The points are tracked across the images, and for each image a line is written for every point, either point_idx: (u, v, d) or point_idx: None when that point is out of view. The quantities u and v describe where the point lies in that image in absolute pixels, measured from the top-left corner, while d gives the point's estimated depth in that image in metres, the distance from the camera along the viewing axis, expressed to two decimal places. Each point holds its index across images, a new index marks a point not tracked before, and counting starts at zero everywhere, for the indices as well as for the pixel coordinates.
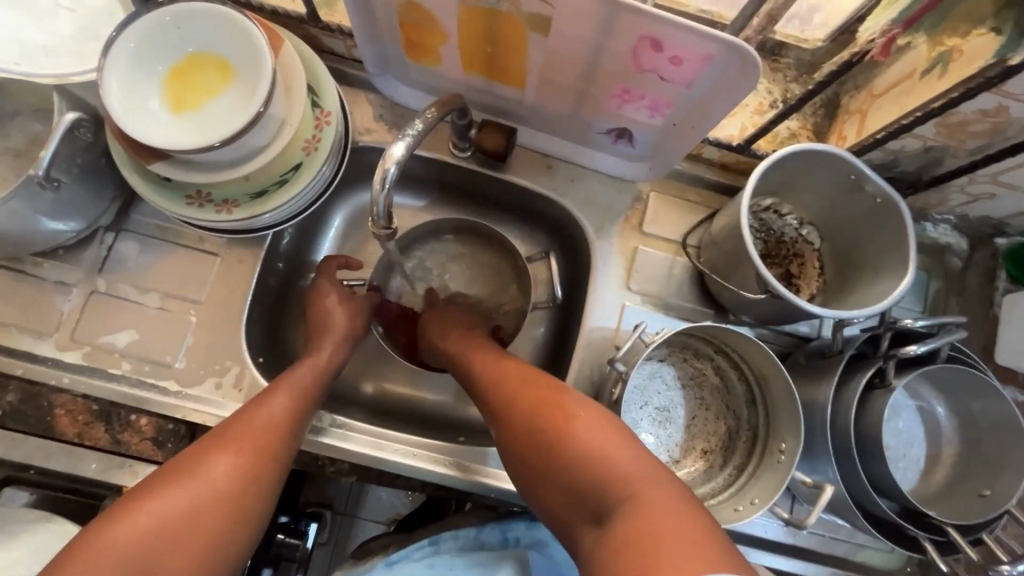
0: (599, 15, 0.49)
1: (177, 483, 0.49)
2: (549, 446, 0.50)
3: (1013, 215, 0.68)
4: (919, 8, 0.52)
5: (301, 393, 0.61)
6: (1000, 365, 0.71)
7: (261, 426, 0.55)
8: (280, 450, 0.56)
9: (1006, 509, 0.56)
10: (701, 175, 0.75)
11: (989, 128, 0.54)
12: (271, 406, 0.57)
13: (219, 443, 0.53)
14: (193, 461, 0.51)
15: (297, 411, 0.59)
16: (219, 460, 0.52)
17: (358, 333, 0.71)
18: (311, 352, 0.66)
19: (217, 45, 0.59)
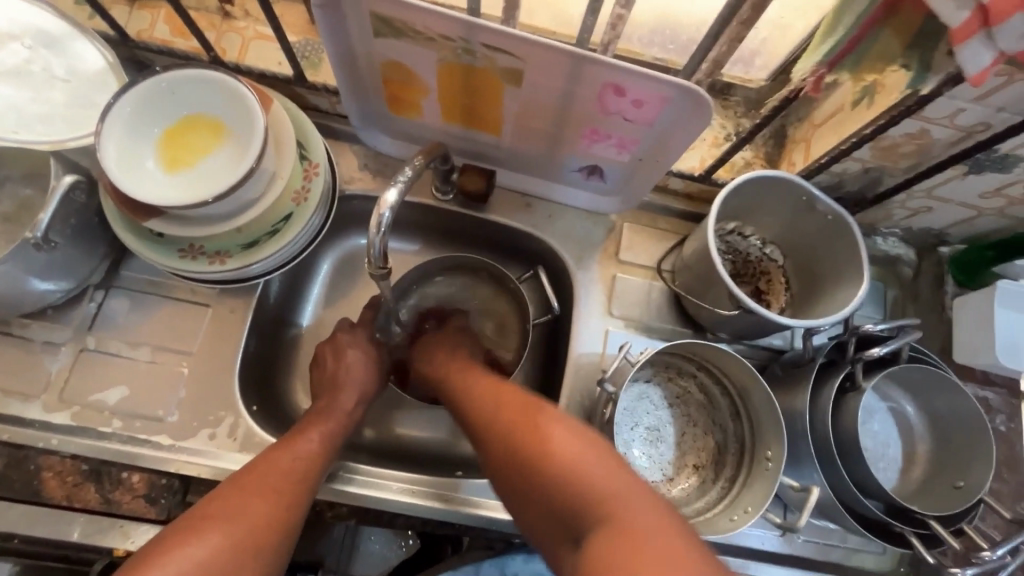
0: (566, 66, 0.54)
1: (207, 525, 0.50)
2: (547, 465, 0.52)
3: (951, 224, 0.75)
4: (838, 52, 0.54)
5: (322, 436, 0.63)
6: (959, 363, 0.77)
7: (286, 466, 0.58)
8: (306, 490, 0.58)
9: (981, 498, 0.60)
10: (669, 205, 0.80)
11: (916, 149, 0.61)
12: (298, 448, 0.60)
13: (244, 479, 0.55)
14: (224, 500, 0.53)
15: (320, 453, 0.61)
16: (248, 497, 0.54)
17: (369, 384, 0.72)
18: (333, 401, 0.68)
19: (210, 107, 0.63)
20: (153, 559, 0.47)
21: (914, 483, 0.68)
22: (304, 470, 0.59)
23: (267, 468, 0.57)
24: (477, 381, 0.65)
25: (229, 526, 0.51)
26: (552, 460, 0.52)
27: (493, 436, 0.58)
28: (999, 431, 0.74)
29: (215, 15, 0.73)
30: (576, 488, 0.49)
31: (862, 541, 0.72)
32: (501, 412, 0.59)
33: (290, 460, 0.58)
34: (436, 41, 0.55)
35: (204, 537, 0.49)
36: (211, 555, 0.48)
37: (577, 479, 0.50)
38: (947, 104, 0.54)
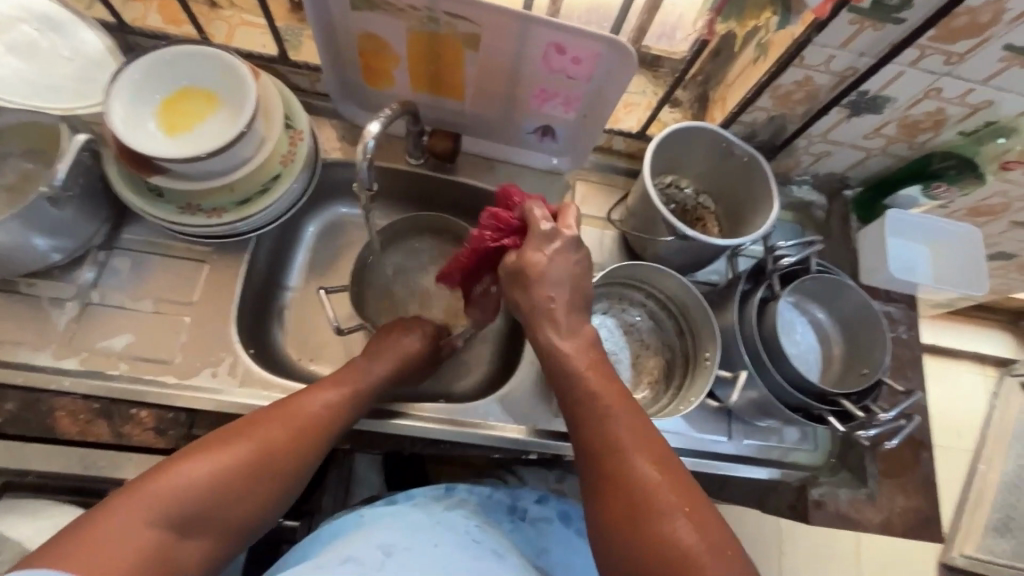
0: (516, 28, 0.65)
1: (234, 440, 0.57)
2: (630, 497, 0.53)
3: (849, 167, 0.89)
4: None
5: (343, 398, 0.66)
6: (866, 285, 0.90)
7: (308, 414, 0.62)
8: (320, 439, 0.62)
9: (880, 376, 0.72)
10: (614, 163, 0.92)
11: (806, 95, 0.74)
12: (321, 399, 0.64)
13: (273, 417, 0.60)
14: (256, 423, 0.59)
15: (343, 407, 0.65)
16: (271, 430, 0.59)
17: (410, 359, 0.74)
18: (366, 365, 0.70)
19: (205, 79, 0.71)
20: (183, 456, 0.54)
21: (832, 380, 0.80)
22: (324, 420, 0.63)
23: (285, 413, 0.61)
24: (587, 376, 0.61)
25: (251, 445, 0.57)
26: (640, 495, 0.53)
27: (590, 448, 0.58)
28: (902, 339, 0.87)
29: (204, 6, 0.82)
30: (652, 526, 0.51)
31: (796, 440, 0.83)
32: (603, 424, 0.58)
33: (312, 408, 0.63)
34: (405, 11, 0.66)
35: (220, 458, 0.55)
36: (226, 473, 0.54)
37: (653, 521, 0.51)
38: (821, 52, 0.67)
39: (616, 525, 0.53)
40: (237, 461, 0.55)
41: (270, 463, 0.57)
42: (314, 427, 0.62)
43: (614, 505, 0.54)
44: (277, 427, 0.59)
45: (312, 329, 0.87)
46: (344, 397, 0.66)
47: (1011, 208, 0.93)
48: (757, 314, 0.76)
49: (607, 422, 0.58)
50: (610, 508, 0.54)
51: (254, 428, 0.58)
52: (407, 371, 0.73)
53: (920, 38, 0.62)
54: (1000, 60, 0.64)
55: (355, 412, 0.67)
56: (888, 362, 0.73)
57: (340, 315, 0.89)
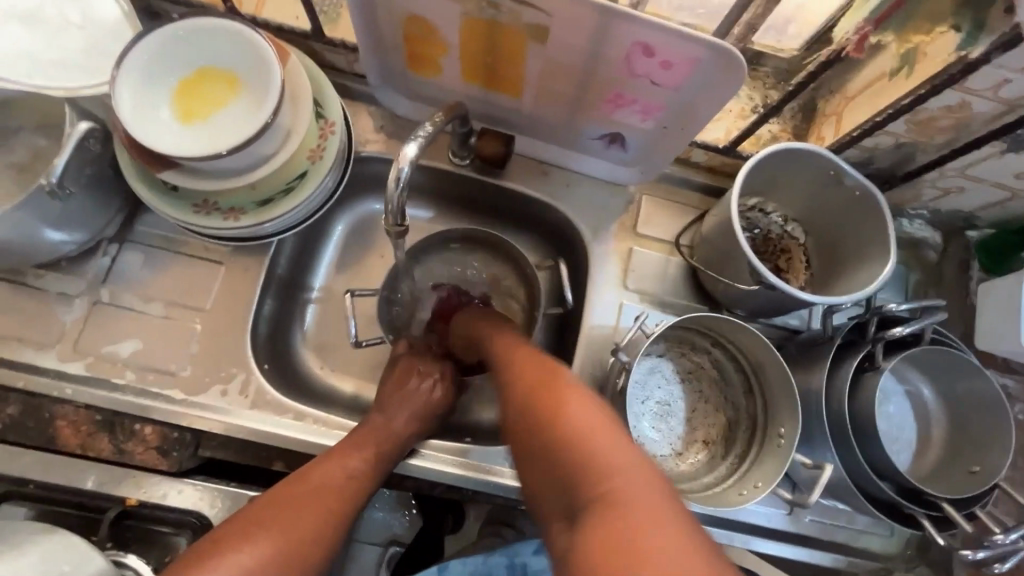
0: (595, 23, 0.52)
1: (255, 533, 0.51)
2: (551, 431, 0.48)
3: (983, 206, 0.73)
4: (889, 7, 0.57)
5: (367, 459, 0.61)
6: (980, 349, 0.75)
7: (333, 485, 0.58)
8: (348, 508, 0.58)
9: (997, 482, 0.59)
10: (689, 178, 0.78)
11: (954, 123, 0.59)
12: (343, 466, 0.59)
13: (297, 492, 0.56)
14: (275, 507, 0.54)
15: (368, 472, 0.61)
16: (294, 512, 0.54)
17: (424, 400, 0.69)
18: (386, 416, 0.66)
19: (226, 59, 0.62)
20: (200, 562, 0.48)
21: (927, 466, 0.67)
22: (349, 489, 0.59)
23: (306, 486, 0.56)
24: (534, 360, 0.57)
25: (275, 535, 0.52)
26: (561, 426, 0.47)
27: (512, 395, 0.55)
28: (1016, 419, 0.73)
29: None
30: (580, 457, 0.45)
31: (870, 524, 0.72)
32: (525, 378, 0.55)
33: (334, 476, 0.58)
34: None
35: (248, 552, 0.50)
36: (264, 567, 0.50)
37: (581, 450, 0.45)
38: (992, 74, 0.51)
39: (544, 463, 0.48)
40: (280, 558, 0.51)
41: (309, 548, 0.53)
42: (342, 496, 0.58)
43: (541, 444, 0.48)
44: (299, 499, 0.55)
45: (334, 339, 0.79)
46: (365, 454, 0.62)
47: None
48: (849, 386, 0.64)
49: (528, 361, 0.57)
50: (536, 447, 0.49)
51: (279, 510, 0.54)
52: (427, 416, 0.69)
53: None
54: None
55: (382, 474, 0.63)
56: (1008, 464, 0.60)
57: (365, 326, 0.81)
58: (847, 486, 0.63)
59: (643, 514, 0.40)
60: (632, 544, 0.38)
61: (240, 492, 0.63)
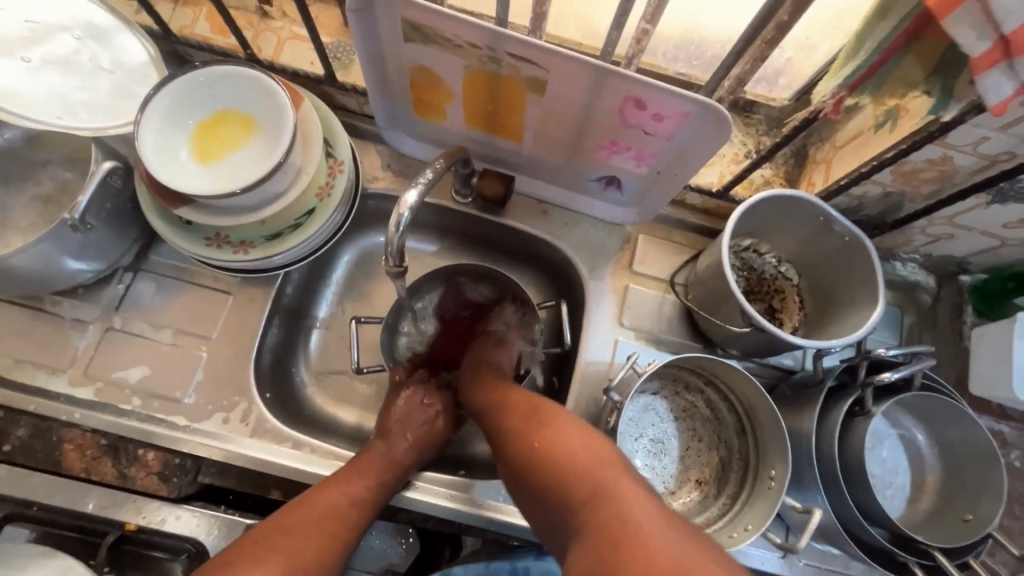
0: (590, 79, 0.55)
1: (259, 558, 0.51)
2: (545, 456, 0.53)
3: (974, 253, 0.74)
4: (861, 73, 0.49)
5: (367, 486, 0.63)
6: (974, 394, 0.76)
7: (335, 508, 0.59)
8: (349, 536, 0.59)
9: (989, 532, 0.59)
10: (685, 219, 0.80)
11: (938, 175, 0.61)
12: (342, 490, 0.61)
13: (303, 513, 0.57)
14: (275, 534, 0.54)
15: (369, 499, 0.62)
16: (295, 537, 0.55)
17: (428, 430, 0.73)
18: (387, 441, 0.69)
19: (243, 103, 0.66)
20: None
21: (921, 513, 0.67)
22: (350, 515, 0.60)
23: (309, 510, 0.58)
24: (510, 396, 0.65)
25: (277, 558, 0.52)
26: (555, 454, 0.52)
27: (509, 428, 0.60)
28: (1012, 466, 0.73)
29: (254, 15, 0.75)
30: (569, 477, 0.50)
31: (865, 570, 0.71)
32: (521, 415, 0.60)
33: (334, 501, 0.59)
34: (464, 48, 0.57)
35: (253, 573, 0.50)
36: None
37: (569, 469, 0.50)
38: (971, 132, 0.53)
39: (534, 479, 0.53)
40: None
41: (313, 569, 0.54)
42: (345, 522, 0.59)
43: (536, 470, 0.53)
44: (302, 518, 0.57)
45: (335, 368, 0.81)
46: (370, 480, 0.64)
47: None
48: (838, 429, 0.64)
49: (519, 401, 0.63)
50: (531, 471, 0.54)
51: (283, 534, 0.55)
52: (428, 442, 0.72)
53: None
54: None
55: (382, 497, 0.64)
56: (1001, 514, 0.60)
57: (366, 355, 0.83)
58: (836, 530, 0.63)
59: (621, 498, 0.46)
60: (618, 524, 0.43)
61: (237, 518, 0.64)
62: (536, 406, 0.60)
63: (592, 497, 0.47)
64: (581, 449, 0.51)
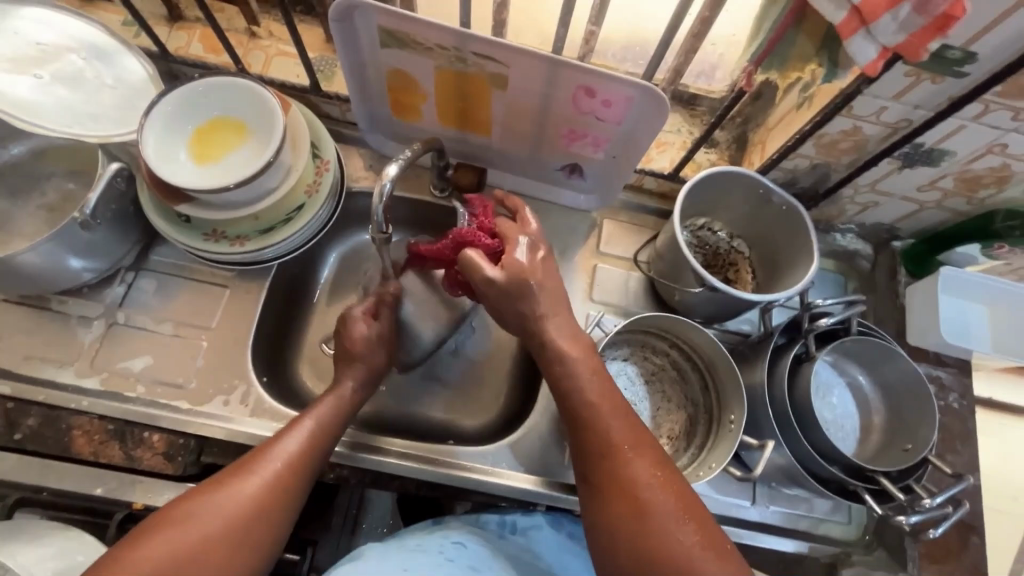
0: (545, 71, 0.64)
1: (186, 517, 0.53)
2: (633, 516, 0.53)
3: (900, 218, 0.83)
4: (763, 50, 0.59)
5: (310, 436, 0.62)
6: (913, 346, 0.83)
7: (275, 460, 0.59)
8: (291, 487, 0.59)
9: (926, 455, 0.66)
10: (644, 203, 0.88)
11: (854, 144, 0.70)
12: (285, 443, 0.60)
13: (237, 479, 0.57)
14: (205, 491, 0.55)
15: (313, 450, 0.62)
16: (229, 494, 0.55)
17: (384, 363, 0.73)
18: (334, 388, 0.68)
19: (237, 110, 0.73)
20: (137, 541, 0.51)
21: (870, 450, 0.74)
22: (292, 466, 0.59)
23: (245, 464, 0.58)
24: (631, 450, 0.56)
25: (204, 518, 0.53)
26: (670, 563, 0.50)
27: (597, 456, 0.56)
28: (951, 407, 0.81)
29: (243, 36, 0.83)
30: (659, 550, 0.51)
31: (828, 511, 0.77)
32: (615, 449, 0.56)
33: (275, 454, 0.59)
34: (434, 51, 0.65)
35: (172, 533, 0.51)
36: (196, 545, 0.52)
37: (664, 542, 0.51)
38: (872, 103, 0.63)
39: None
40: (224, 538, 0.53)
41: (248, 524, 0.55)
42: (284, 480, 0.58)
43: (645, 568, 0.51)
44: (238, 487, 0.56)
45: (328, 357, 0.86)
46: (317, 437, 0.63)
47: None
48: (789, 373, 0.71)
49: (607, 413, 0.58)
50: (615, 518, 0.54)
51: (217, 488, 0.55)
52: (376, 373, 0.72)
53: (986, 93, 0.57)
54: None
55: (328, 445, 0.63)
56: (935, 440, 0.67)
57: None
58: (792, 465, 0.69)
59: None
60: None
61: None
62: (619, 440, 0.56)
63: None
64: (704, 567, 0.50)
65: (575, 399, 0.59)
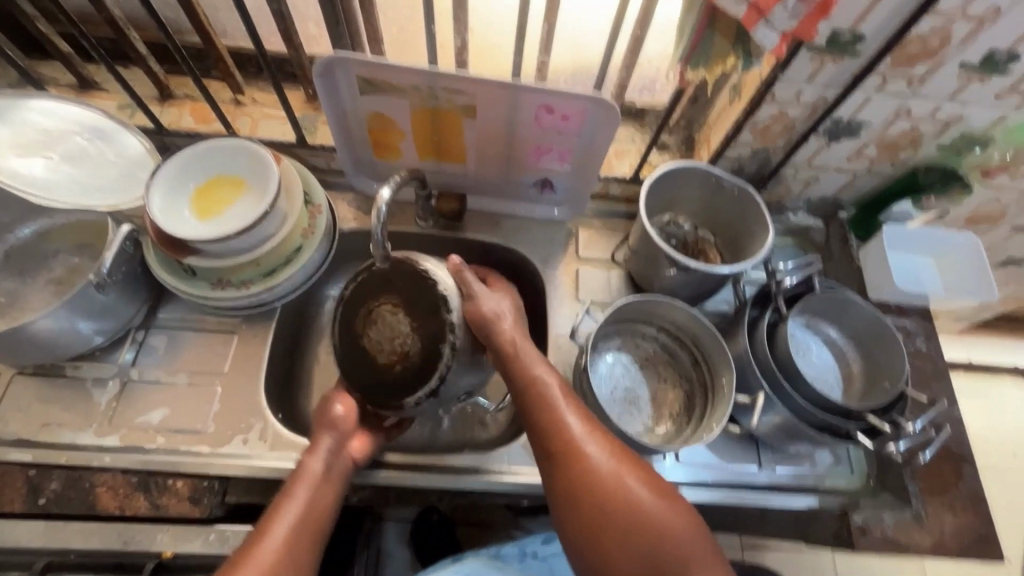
0: (508, 96, 0.72)
1: None
2: (587, 477, 0.60)
3: (840, 189, 0.92)
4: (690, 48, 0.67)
5: (319, 486, 0.66)
6: (877, 300, 0.91)
7: (294, 514, 0.62)
8: (315, 534, 0.63)
9: (902, 388, 0.72)
10: (612, 208, 0.96)
11: (784, 127, 0.80)
12: (296, 497, 0.64)
13: (256, 553, 0.58)
14: (236, 563, 0.57)
15: (324, 498, 0.66)
16: (260, 557, 0.58)
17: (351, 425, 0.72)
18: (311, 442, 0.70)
19: (233, 167, 0.79)
20: None
21: (856, 397, 0.80)
22: (312, 517, 0.63)
23: (268, 527, 0.61)
24: (564, 401, 0.65)
25: None
26: (617, 492, 0.59)
27: (548, 436, 0.63)
28: (920, 350, 0.88)
29: (230, 105, 0.91)
30: (608, 489, 0.60)
31: (831, 464, 0.81)
32: (569, 428, 0.63)
33: (291, 509, 0.63)
34: (408, 91, 0.73)
35: None
36: None
37: (622, 495, 0.59)
38: (790, 88, 0.73)
39: (581, 501, 0.60)
40: None
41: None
42: (299, 541, 0.61)
43: (588, 500, 0.60)
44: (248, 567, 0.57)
45: None
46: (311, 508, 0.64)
47: (1009, 213, 0.96)
48: (769, 337, 0.77)
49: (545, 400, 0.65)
50: (574, 484, 0.61)
51: (246, 557, 0.58)
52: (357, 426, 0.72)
53: (879, 65, 0.67)
54: (960, 78, 0.69)
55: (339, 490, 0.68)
56: (907, 375, 0.73)
57: None
58: (789, 422, 0.73)
59: (674, 537, 0.58)
60: (661, 548, 0.57)
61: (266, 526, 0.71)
62: (570, 415, 0.64)
63: (636, 510, 0.58)
64: (639, 491, 0.60)
65: (532, 390, 0.66)
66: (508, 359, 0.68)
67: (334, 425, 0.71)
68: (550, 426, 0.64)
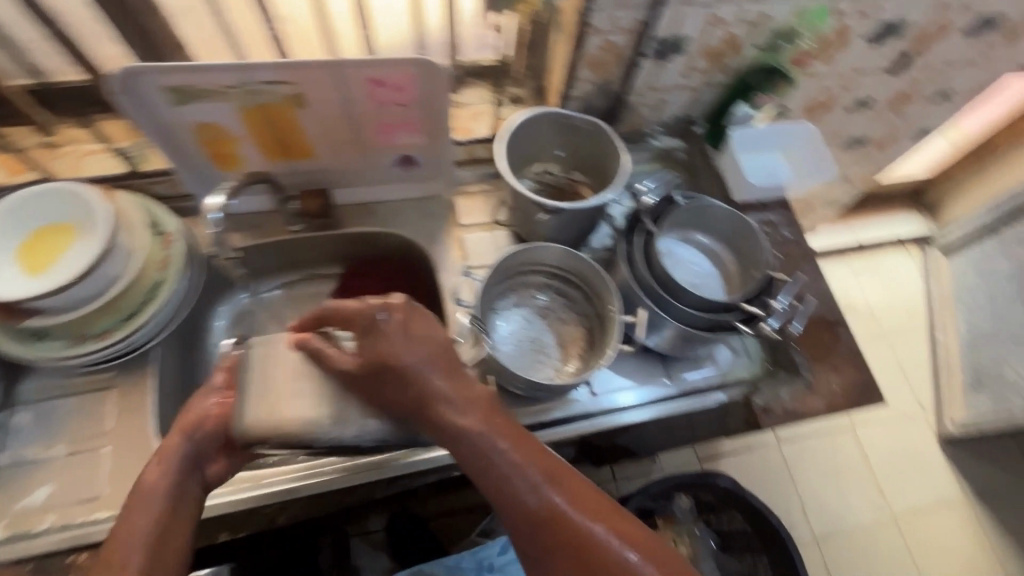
0: (332, 77, 0.70)
1: None
2: (571, 545, 0.57)
3: (687, 106, 0.97)
4: None
5: (165, 505, 0.61)
6: (742, 202, 0.97)
7: (140, 543, 0.58)
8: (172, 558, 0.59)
9: (767, 273, 0.78)
10: (483, 171, 0.97)
11: (614, 56, 0.82)
12: (136, 525, 0.59)
13: None
14: None
15: (172, 516, 0.61)
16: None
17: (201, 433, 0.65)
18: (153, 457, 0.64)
19: (54, 214, 0.72)
20: None
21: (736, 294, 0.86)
22: (162, 542, 0.59)
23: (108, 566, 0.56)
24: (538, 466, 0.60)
25: None
26: (599, 556, 0.56)
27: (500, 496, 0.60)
28: (786, 238, 0.95)
29: (46, 150, 0.83)
30: (591, 554, 0.56)
31: (731, 355, 0.86)
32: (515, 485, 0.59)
33: (134, 541, 0.58)
34: (226, 93, 0.69)
35: None
36: None
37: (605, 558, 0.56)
38: (604, 16, 0.75)
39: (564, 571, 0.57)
40: None
41: None
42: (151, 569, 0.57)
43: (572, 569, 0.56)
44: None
45: None
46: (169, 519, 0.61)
47: (836, 96, 1.05)
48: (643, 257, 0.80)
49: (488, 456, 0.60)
50: (555, 554, 0.57)
51: None
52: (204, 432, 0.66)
53: None
54: None
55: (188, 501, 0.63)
56: (768, 260, 0.80)
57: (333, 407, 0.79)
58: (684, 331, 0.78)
59: None
60: None
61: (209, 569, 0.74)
62: (546, 479, 0.59)
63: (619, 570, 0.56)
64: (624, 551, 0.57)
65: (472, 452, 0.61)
66: (454, 427, 0.61)
67: (182, 436, 0.64)
68: (524, 498, 0.58)
